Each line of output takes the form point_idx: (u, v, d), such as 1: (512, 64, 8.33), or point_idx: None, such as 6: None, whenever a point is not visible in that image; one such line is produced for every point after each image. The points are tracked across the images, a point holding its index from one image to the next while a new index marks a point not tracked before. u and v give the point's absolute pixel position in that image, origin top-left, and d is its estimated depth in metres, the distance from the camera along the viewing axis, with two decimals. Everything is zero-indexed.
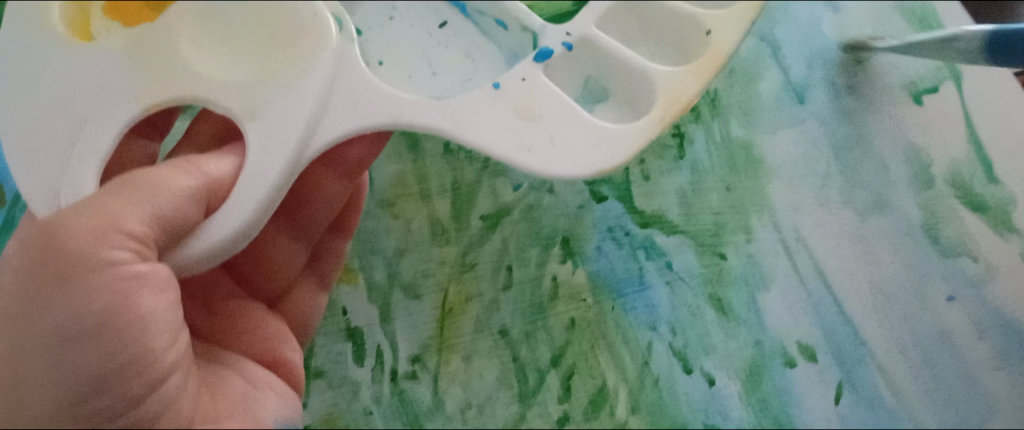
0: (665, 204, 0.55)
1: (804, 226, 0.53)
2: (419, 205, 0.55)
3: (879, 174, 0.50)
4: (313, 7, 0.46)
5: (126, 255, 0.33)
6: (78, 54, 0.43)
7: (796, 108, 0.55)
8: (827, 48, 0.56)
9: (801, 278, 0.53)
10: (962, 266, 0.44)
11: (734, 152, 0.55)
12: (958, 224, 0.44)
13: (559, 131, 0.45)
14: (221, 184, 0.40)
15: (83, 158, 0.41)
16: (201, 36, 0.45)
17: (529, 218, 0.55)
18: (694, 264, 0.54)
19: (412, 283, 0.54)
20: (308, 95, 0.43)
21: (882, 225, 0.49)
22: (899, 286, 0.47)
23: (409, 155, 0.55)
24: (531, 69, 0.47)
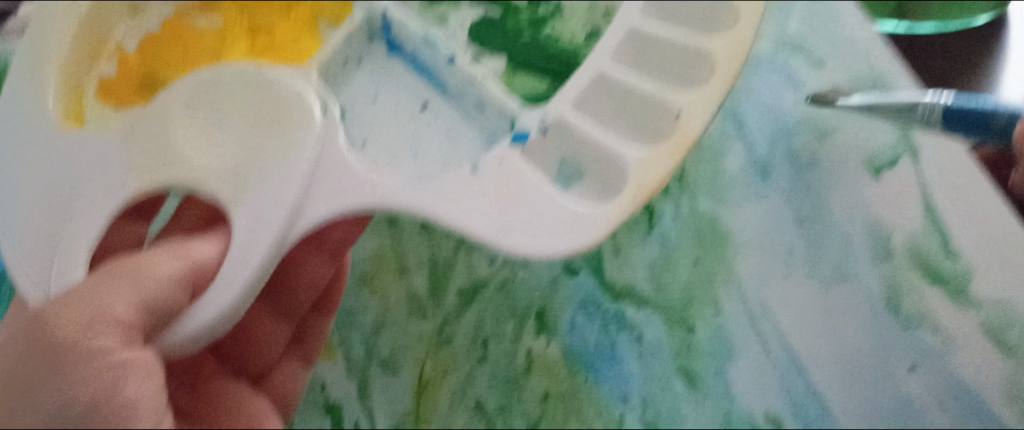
0: (636, 277, 0.55)
1: (770, 299, 0.53)
2: (398, 281, 0.56)
3: (841, 247, 0.52)
4: (296, 90, 0.50)
5: (115, 340, 0.36)
6: (77, 146, 0.48)
7: (760, 184, 0.55)
8: (791, 123, 0.57)
9: (767, 349, 0.52)
10: (923, 339, 0.48)
11: (701, 225, 0.55)
12: (921, 300, 0.49)
13: (535, 213, 0.46)
14: (204, 273, 0.43)
15: (76, 247, 0.44)
16: (187, 119, 0.48)
17: (505, 293, 0.56)
18: (663, 336, 0.53)
19: (390, 358, 0.55)
20: (291, 179, 0.46)
21: (846, 294, 0.51)
22: (858, 355, 0.50)
23: (389, 233, 0.57)
24: (508, 152, 0.49)
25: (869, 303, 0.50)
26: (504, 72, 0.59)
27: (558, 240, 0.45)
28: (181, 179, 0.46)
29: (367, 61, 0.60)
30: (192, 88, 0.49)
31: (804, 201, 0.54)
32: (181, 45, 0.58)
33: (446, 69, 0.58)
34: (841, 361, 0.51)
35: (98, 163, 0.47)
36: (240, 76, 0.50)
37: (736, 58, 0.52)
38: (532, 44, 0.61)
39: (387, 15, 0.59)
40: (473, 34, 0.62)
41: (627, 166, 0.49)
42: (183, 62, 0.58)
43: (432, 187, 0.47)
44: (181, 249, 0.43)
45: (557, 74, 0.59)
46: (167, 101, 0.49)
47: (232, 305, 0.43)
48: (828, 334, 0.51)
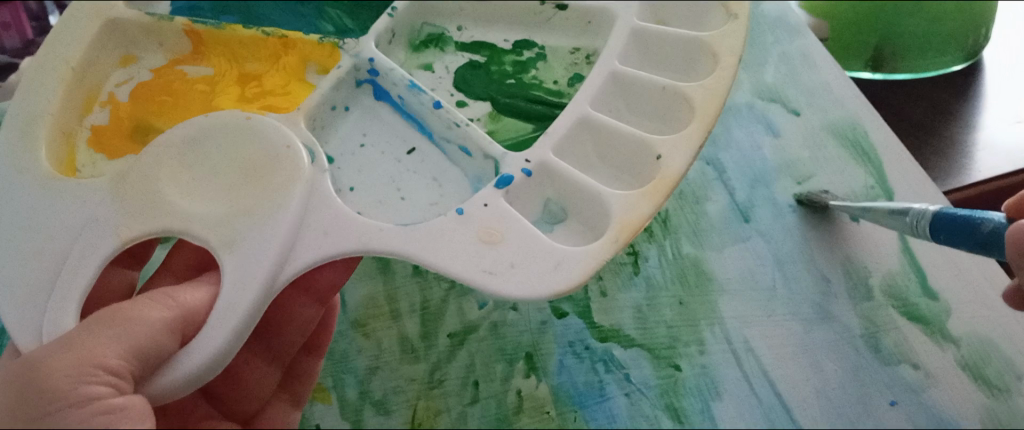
0: (622, 319, 0.55)
1: (753, 338, 0.53)
2: (389, 325, 0.56)
3: (820, 285, 0.56)
4: (286, 140, 0.50)
5: (104, 388, 0.37)
6: (72, 196, 0.49)
7: (742, 226, 0.59)
8: (767, 171, 0.62)
9: (751, 386, 0.51)
10: (902, 374, 0.51)
11: (684, 267, 0.57)
12: (901, 336, 0.53)
13: (521, 255, 0.47)
14: (195, 318, 0.43)
15: (67, 291, 0.44)
16: (177, 171, 0.49)
17: (494, 335, 0.55)
18: (650, 376, 0.52)
19: (383, 400, 0.52)
20: (282, 224, 0.47)
21: (823, 334, 0.53)
22: (841, 393, 0.50)
23: (380, 276, 0.58)
24: (492, 195, 0.50)
25: (849, 340, 0.53)
26: (491, 115, 0.60)
27: (541, 281, 0.45)
28: (172, 227, 0.47)
29: (355, 106, 0.61)
30: (182, 140, 0.50)
31: (783, 243, 0.58)
32: (170, 94, 0.59)
33: (432, 114, 0.58)
34: (825, 399, 0.50)
35: (91, 213, 0.48)
36: (230, 128, 0.51)
37: (713, 108, 0.55)
38: (517, 85, 0.62)
39: (373, 62, 0.60)
40: (459, 78, 0.63)
41: (611, 207, 0.50)
42: (172, 109, 0.58)
43: (418, 230, 0.48)
44: (171, 294, 0.43)
45: (541, 116, 0.60)
46: (159, 152, 0.50)
47: (221, 349, 0.43)
48: (808, 374, 0.51)
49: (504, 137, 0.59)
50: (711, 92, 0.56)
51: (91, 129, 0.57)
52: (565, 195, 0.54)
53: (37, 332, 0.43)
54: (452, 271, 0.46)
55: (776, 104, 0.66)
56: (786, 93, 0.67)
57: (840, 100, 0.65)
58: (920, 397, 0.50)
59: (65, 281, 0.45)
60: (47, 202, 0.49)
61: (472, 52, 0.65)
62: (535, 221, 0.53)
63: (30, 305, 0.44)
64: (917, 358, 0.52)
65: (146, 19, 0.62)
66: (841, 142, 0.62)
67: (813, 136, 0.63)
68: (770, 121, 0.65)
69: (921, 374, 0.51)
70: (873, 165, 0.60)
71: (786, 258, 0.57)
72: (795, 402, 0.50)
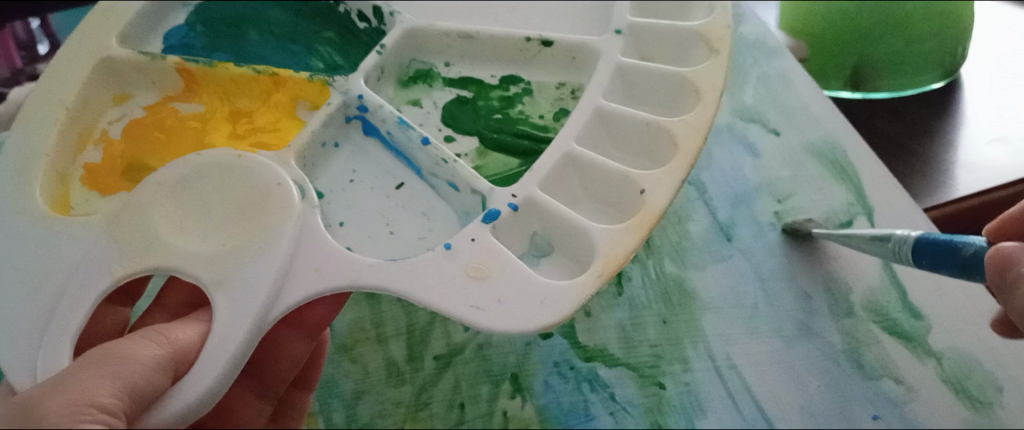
0: (605, 338, 0.55)
1: (736, 356, 0.54)
2: (375, 348, 0.56)
3: (800, 303, 0.56)
4: (278, 177, 0.51)
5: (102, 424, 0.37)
6: (66, 233, 0.49)
7: (724, 245, 0.59)
8: (746, 191, 0.63)
9: (736, 401, 0.52)
10: (886, 388, 0.52)
11: (667, 286, 0.58)
12: (882, 352, 0.53)
13: (508, 290, 0.47)
14: (186, 356, 0.43)
15: (63, 326, 0.45)
16: (171, 208, 0.50)
17: (480, 356, 0.55)
18: (634, 394, 0.53)
19: (370, 422, 0.53)
20: (273, 261, 0.47)
21: (806, 349, 0.54)
22: (824, 407, 0.51)
23: (366, 303, 0.58)
24: (479, 229, 0.50)
25: (831, 356, 0.53)
26: (478, 150, 0.61)
27: (528, 315, 0.46)
28: (167, 264, 0.47)
29: (346, 143, 0.61)
30: (175, 177, 0.51)
31: (763, 260, 0.58)
32: (164, 131, 0.60)
33: (420, 151, 0.58)
34: (808, 414, 0.51)
35: (85, 252, 0.48)
36: (221, 165, 0.51)
37: (695, 145, 0.55)
38: (504, 121, 0.63)
39: (362, 99, 0.60)
40: (447, 114, 0.64)
41: (596, 241, 0.50)
42: (166, 146, 0.59)
43: (405, 263, 0.48)
44: (163, 332, 0.43)
45: (527, 151, 0.61)
46: (153, 189, 0.50)
47: (214, 385, 0.43)
48: (791, 389, 0.52)
49: (491, 172, 0.59)
50: (691, 128, 0.56)
51: (86, 167, 0.58)
52: (551, 229, 0.54)
53: (32, 367, 0.43)
54: (439, 306, 0.46)
55: (756, 124, 0.68)
56: (766, 115, 0.68)
57: (819, 120, 0.66)
58: (901, 411, 0.51)
59: (59, 320, 0.45)
60: (39, 242, 0.49)
61: (459, 88, 0.66)
62: (522, 254, 0.54)
63: (24, 343, 0.44)
64: (899, 373, 0.52)
65: (138, 57, 0.62)
66: (820, 162, 0.63)
67: (793, 156, 0.64)
68: (751, 143, 0.66)
69: (903, 389, 0.52)
70: (852, 183, 0.61)
71: (769, 275, 0.57)
72: (777, 414, 0.51)
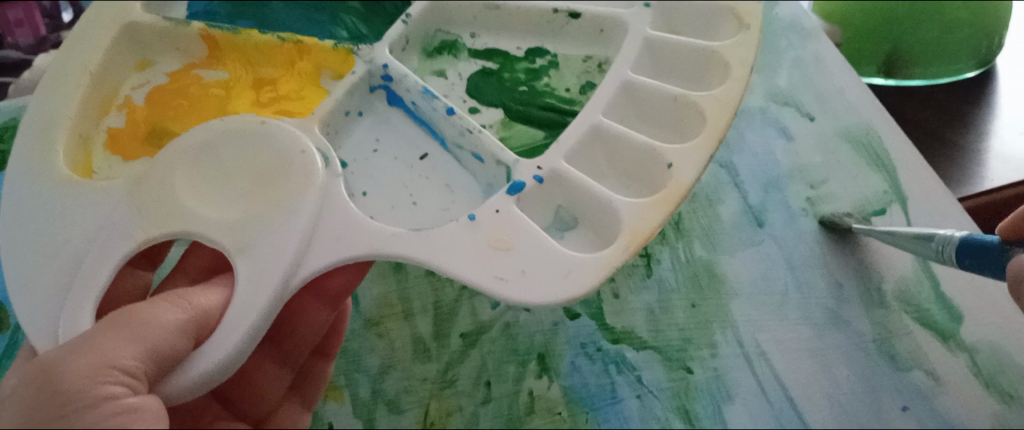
0: (633, 321, 0.54)
1: (764, 342, 0.53)
2: (402, 323, 0.55)
3: (832, 291, 0.55)
4: (300, 145, 0.51)
5: (117, 390, 0.37)
6: (89, 197, 0.49)
7: (756, 231, 0.58)
8: (780, 174, 0.62)
9: (764, 390, 0.51)
10: (914, 379, 0.51)
11: (696, 271, 0.57)
12: (914, 343, 0.52)
13: (531, 262, 0.47)
14: (209, 321, 0.43)
15: (83, 287, 0.45)
16: (194, 175, 0.50)
17: (507, 336, 0.55)
18: (662, 378, 0.52)
19: (395, 399, 0.53)
20: (294, 227, 0.47)
21: (839, 339, 0.53)
22: (852, 397, 0.51)
23: (393, 276, 0.57)
24: (504, 201, 0.50)
25: (862, 346, 0.53)
26: (504, 122, 0.61)
27: (551, 288, 0.46)
28: (188, 230, 0.47)
29: (369, 112, 0.61)
30: (198, 143, 0.51)
31: (794, 248, 0.57)
32: (186, 98, 0.60)
33: (444, 121, 0.58)
34: (834, 401, 0.51)
35: (107, 216, 0.48)
36: (245, 132, 0.51)
37: (724, 120, 0.55)
38: (530, 93, 0.63)
39: (387, 68, 0.60)
40: (472, 86, 0.63)
41: (621, 215, 0.50)
42: (187, 113, 0.59)
43: (429, 234, 0.48)
44: (186, 296, 0.43)
45: (553, 124, 0.60)
46: (176, 156, 0.50)
47: (231, 355, 0.43)
48: (820, 377, 0.52)
49: (516, 144, 0.59)
50: (721, 104, 0.56)
51: (108, 132, 0.58)
52: (576, 202, 0.54)
53: (54, 331, 0.44)
54: (464, 277, 0.46)
55: (790, 107, 0.66)
56: (800, 98, 0.67)
57: (854, 106, 0.65)
58: (929, 403, 0.50)
59: (82, 279, 0.45)
60: (61, 205, 0.49)
61: (484, 60, 0.66)
62: (545, 227, 0.54)
63: (47, 305, 0.45)
64: (928, 365, 0.51)
65: (162, 23, 0.62)
66: (855, 145, 0.62)
67: (827, 141, 0.63)
68: (787, 127, 0.65)
69: (932, 381, 0.51)
70: (888, 173, 0.60)
71: (800, 264, 0.56)
72: (804, 401, 0.51)
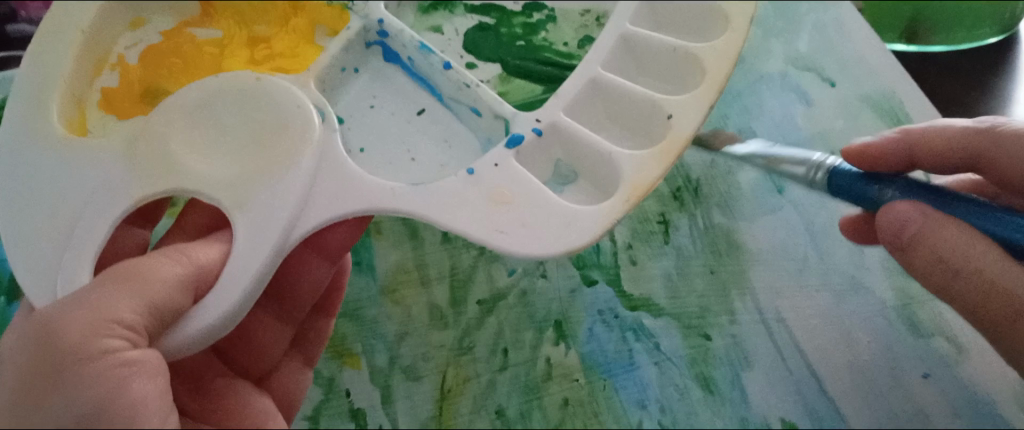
0: (651, 289, 0.53)
1: (784, 309, 0.51)
2: (418, 291, 0.54)
3: (852, 256, 0.53)
4: (297, 101, 0.50)
5: (117, 343, 0.36)
6: (83, 157, 0.48)
7: (774, 197, 0.56)
8: (802, 140, 0.59)
9: (783, 358, 0.50)
10: (937, 347, 0.50)
11: (715, 237, 0.55)
12: (935, 311, 0.51)
13: (531, 215, 0.46)
14: (207, 276, 0.42)
15: (80, 247, 0.44)
16: (190, 134, 0.49)
17: (523, 303, 0.53)
18: (679, 345, 0.51)
19: (412, 366, 0.51)
20: (293, 183, 0.46)
21: (859, 303, 0.51)
22: (873, 364, 0.49)
23: (409, 243, 0.56)
24: (504, 156, 0.50)
25: (883, 312, 0.51)
26: (501, 77, 0.60)
27: (550, 240, 0.45)
28: (184, 187, 0.46)
29: (365, 69, 0.60)
30: (193, 101, 0.50)
31: (815, 214, 0.55)
32: (180, 56, 0.58)
33: (442, 75, 0.57)
34: (855, 370, 0.49)
35: (104, 175, 0.47)
36: (238, 86, 0.51)
37: (725, 70, 0.55)
38: (527, 48, 0.62)
39: (383, 23, 0.59)
40: (469, 41, 0.62)
41: (621, 168, 0.50)
42: (182, 72, 0.58)
43: (427, 188, 0.48)
44: (184, 249, 0.42)
45: (553, 78, 0.60)
46: (170, 112, 0.49)
47: (231, 309, 0.42)
48: (837, 344, 0.50)
49: (515, 98, 0.59)
50: (721, 55, 0.55)
51: (101, 91, 0.57)
52: (574, 156, 0.54)
53: (49, 291, 0.43)
54: (463, 230, 0.46)
55: (811, 73, 0.63)
56: (821, 64, 0.64)
57: (877, 71, 0.62)
58: (953, 370, 0.49)
59: (79, 240, 0.44)
60: (56, 164, 0.48)
61: (481, 15, 0.64)
62: (545, 181, 0.54)
63: (43, 266, 0.43)
64: (951, 332, 0.50)
65: None
66: (863, 100, 0.60)
67: (845, 105, 0.61)
68: (805, 92, 0.62)
69: (954, 348, 0.49)
70: None
71: (820, 229, 0.55)
72: (825, 370, 0.49)
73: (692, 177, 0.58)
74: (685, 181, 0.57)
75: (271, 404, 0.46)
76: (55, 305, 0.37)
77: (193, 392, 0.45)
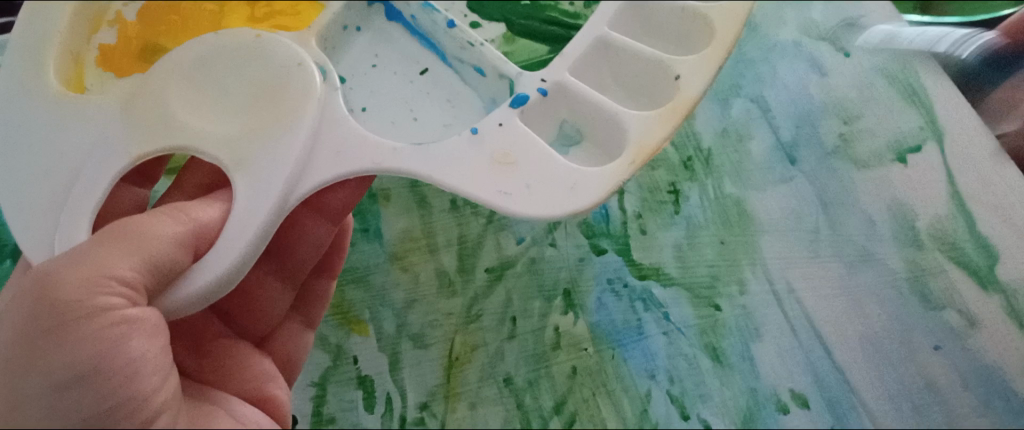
0: (661, 258, 0.53)
1: (794, 279, 0.51)
2: (426, 258, 0.53)
3: (864, 227, 0.50)
4: (298, 58, 0.50)
5: (116, 301, 0.35)
6: (80, 112, 0.48)
7: (786, 167, 0.54)
8: (812, 106, 0.56)
9: (795, 329, 0.51)
10: (948, 320, 0.46)
11: (726, 207, 0.54)
12: (949, 281, 0.46)
13: (535, 176, 0.46)
14: (206, 234, 0.42)
15: (78, 203, 0.43)
16: (190, 89, 0.48)
17: (533, 271, 0.53)
18: (689, 315, 0.52)
19: (420, 334, 0.52)
20: (294, 143, 0.46)
21: (867, 277, 0.49)
22: (880, 335, 0.49)
23: (416, 210, 0.53)
24: (508, 115, 0.50)
25: (892, 283, 0.48)
26: (505, 37, 0.60)
27: (555, 202, 0.45)
28: (184, 145, 0.46)
29: (367, 28, 0.59)
30: (192, 60, 0.49)
31: (827, 182, 0.52)
32: (180, 14, 0.58)
33: (445, 35, 0.57)
34: (868, 342, 0.49)
35: (102, 130, 0.47)
36: (239, 43, 0.50)
37: (733, 31, 0.54)
38: (533, 7, 0.62)
39: None
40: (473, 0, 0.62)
41: (628, 130, 0.49)
42: (181, 30, 0.57)
43: (432, 148, 0.47)
44: (184, 208, 0.41)
45: (558, 37, 0.60)
46: (170, 68, 0.49)
47: (229, 269, 0.42)
48: (846, 314, 0.50)
49: (519, 58, 0.58)
50: (729, 14, 0.55)
51: (100, 48, 0.56)
52: (579, 116, 0.53)
53: (50, 249, 0.42)
54: (467, 193, 0.46)
55: None
56: None
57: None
58: (964, 345, 0.46)
59: (79, 195, 0.44)
60: (52, 119, 0.48)
61: None
62: (550, 142, 0.53)
63: (43, 223, 0.43)
64: (964, 304, 0.45)
65: None
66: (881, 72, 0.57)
67: (865, 70, 0.55)
68: (817, 58, 0.58)
69: (966, 322, 0.45)
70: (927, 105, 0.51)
71: (832, 200, 0.52)
72: (834, 341, 0.50)
73: (703, 145, 0.56)
74: (695, 150, 0.56)
75: (270, 365, 0.47)
76: (54, 259, 0.37)
77: (197, 355, 0.45)
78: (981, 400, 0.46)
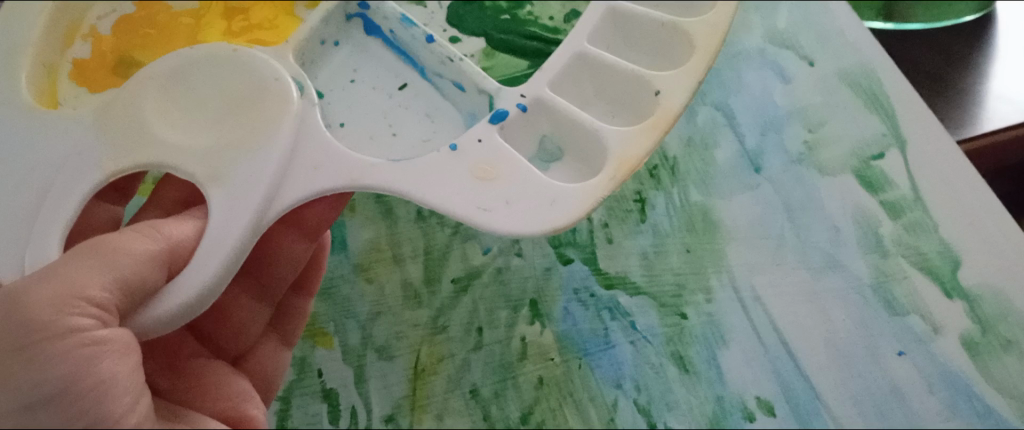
0: (627, 265, 0.53)
1: (760, 286, 0.51)
2: (392, 269, 0.53)
3: (829, 234, 0.52)
4: (276, 73, 0.49)
5: (86, 322, 0.35)
6: (52, 130, 0.47)
7: (751, 175, 0.56)
8: (778, 116, 0.59)
9: (759, 335, 0.50)
10: (912, 324, 0.48)
11: (692, 214, 0.54)
12: (912, 287, 0.49)
13: (517, 192, 0.46)
14: (181, 253, 0.41)
15: (48, 221, 0.43)
16: (164, 104, 0.48)
17: (499, 281, 0.53)
18: (655, 323, 0.51)
19: (386, 345, 0.52)
20: (269, 159, 0.45)
21: (834, 283, 0.50)
22: (848, 341, 0.49)
23: (382, 220, 0.55)
24: (488, 131, 0.50)
25: (858, 288, 0.50)
26: (486, 51, 0.60)
27: (537, 218, 0.45)
28: (156, 161, 0.45)
29: (346, 41, 0.59)
30: (165, 69, 0.49)
31: (792, 191, 0.55)
32: (155, 26, 0.58)
33: (425, 49, 0.58)
34: (832, 347, 0.49)
35: (75, 145, 0.46)
36: (212, 56, 0.49)
37: (714, 44, 0.54)
38: (513, 21, 0.62)
39: None
40: (453, 14, 0.62)
41: (608, 143, 0.49)
42: (158, 44, 0.56)
43: (411, 164, 0.47)
44: (158, 226, 0.41)
45: (537, 52, 0.60)
46: (144, 82, 0.48)
47: (208, 285, 0.41)
48: (812, 317, 0.50)
49: (499, 73, 0.58)
50: (711, 30, 0.55)
51: (74, 62, 0.55)
52: (563, 131, 0.53)
53: (19, 267, 0.42)
54: (449, 209, 0.45)
55: (788, 50, 0.62)
56: (799, 39, 0.63)
57: (856, 44, 0.61)
58: (927, 347, 0.48)
59: (49, 214, 0.43)
60: (24, 138, 0.47)
61: None
62: (529, 159, 0.53)
63: (12, 241, 0.43)
64: (927, 309, 0.48)
65: None
66: (851, 88, 0.59)
67: (827, 84, 0.59)
68: (783, 70, 0.61)
69: (930, 327, 0.48)
70: (886, 113, 0.57)
71: (797, 206, 0.54)
72: (803, 349, 0.49)
73: (669, 155, 0.57)
74: (661, 159, 0.57)
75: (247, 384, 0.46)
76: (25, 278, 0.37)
77: (170, 374, 0.44)
78: (947, 403, 0.46)
